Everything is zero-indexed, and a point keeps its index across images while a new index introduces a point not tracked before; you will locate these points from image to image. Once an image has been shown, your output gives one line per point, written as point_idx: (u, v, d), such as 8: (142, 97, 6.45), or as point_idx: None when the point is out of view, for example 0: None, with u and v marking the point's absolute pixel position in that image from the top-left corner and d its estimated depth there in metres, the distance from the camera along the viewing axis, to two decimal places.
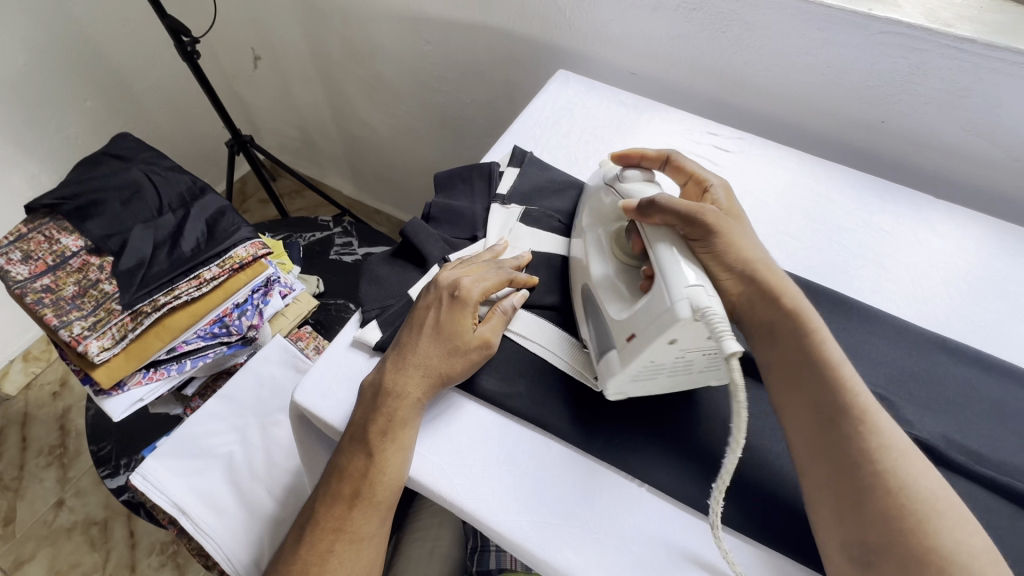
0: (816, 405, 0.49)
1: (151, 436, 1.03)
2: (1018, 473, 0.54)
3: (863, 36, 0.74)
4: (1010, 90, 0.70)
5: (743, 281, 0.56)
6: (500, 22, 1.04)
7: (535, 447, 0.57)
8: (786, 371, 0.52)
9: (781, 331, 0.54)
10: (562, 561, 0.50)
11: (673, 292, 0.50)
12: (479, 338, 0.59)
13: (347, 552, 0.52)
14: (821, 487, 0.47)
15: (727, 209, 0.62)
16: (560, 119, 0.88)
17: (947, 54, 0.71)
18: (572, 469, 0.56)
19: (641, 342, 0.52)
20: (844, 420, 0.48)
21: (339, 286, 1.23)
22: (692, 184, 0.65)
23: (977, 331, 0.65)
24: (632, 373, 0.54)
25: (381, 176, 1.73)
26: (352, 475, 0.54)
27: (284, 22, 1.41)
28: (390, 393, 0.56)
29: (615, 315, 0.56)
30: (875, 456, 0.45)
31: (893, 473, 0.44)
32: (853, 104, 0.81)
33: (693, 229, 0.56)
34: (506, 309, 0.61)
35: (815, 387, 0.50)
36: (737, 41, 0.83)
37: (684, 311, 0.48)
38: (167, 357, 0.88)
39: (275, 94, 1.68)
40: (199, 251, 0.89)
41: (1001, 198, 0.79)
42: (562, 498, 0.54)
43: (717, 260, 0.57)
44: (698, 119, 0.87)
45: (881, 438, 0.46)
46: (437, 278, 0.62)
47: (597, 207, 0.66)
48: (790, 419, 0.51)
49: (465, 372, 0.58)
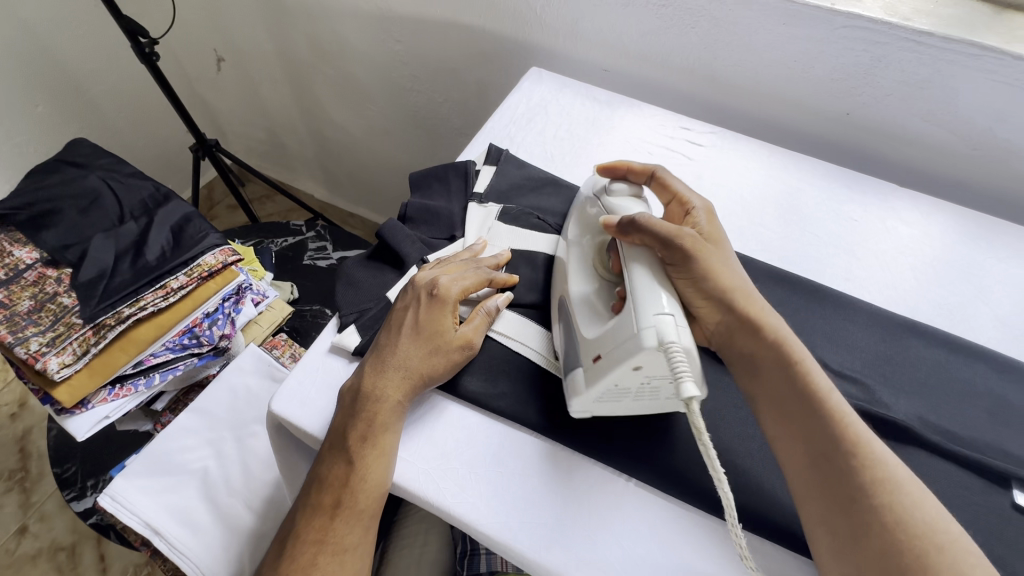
0: (812, 439, 0.49)
1: (120, 454, 0.99)
2: (987, 449, 0.56)
3: (827, 30, 0.75)
4: (966, 81, 0.72)
5: (721, 309, 0.55)
6: (470, 20, 1.03)
7: (521, 448, 0.57)
8: (772, 399, 0.52)
9: (763, 364, 0.53)
10: (554, 560, 0.50)
11: (641, 318, 0.49)
12: (461, 336, 0.58)
13: (330, 564, 0.51)
14: (820, 525, 0.47)
15: (708, 234, 0.60)
16: (534, 117, 0.88)
17: (907, 47, 0.73)
18: (559, 466, 0.56)
19: (605, 363, 0.51)
20: (838, 455, 0.47)
21: (314, 291, 1.20)
22: (676, 206, 0.63)
23: (944, 314, 0.67)
24: (598, 395, 0.53)
25: (354, 178, 1.70)
26: (332, 484, 0.53)
27: (248, 23, 1.38)
28: (369, 397, 0.54)
29: (586, 333, 0.55)
30: (873, 490, 0.45)
31: (891, 508, 0.44)
32: (821, 97, 0.83)
33: (671, 253, 0.54)
34: (489, 310, 0.60)
35: (807, 423, 0.49)
36: (707, 37, 0.84)
37: (649, 340, 0.48)
38: (133, 371, 0.84)
39: (242, 96, 1.64)
40: (165, 259, 0.85)
41: (960, 184, 0.82)
42: (551, 498, 0.54)
43: (694, 287, 0.55)
44: (671, 114, 0.88)
45: (877, 472, 0.46)
46: (415, 278, 0.61)
47: (584, 219, 0.64)
48: (782, 454, 0.51)
49: (447, 371, 0.57)
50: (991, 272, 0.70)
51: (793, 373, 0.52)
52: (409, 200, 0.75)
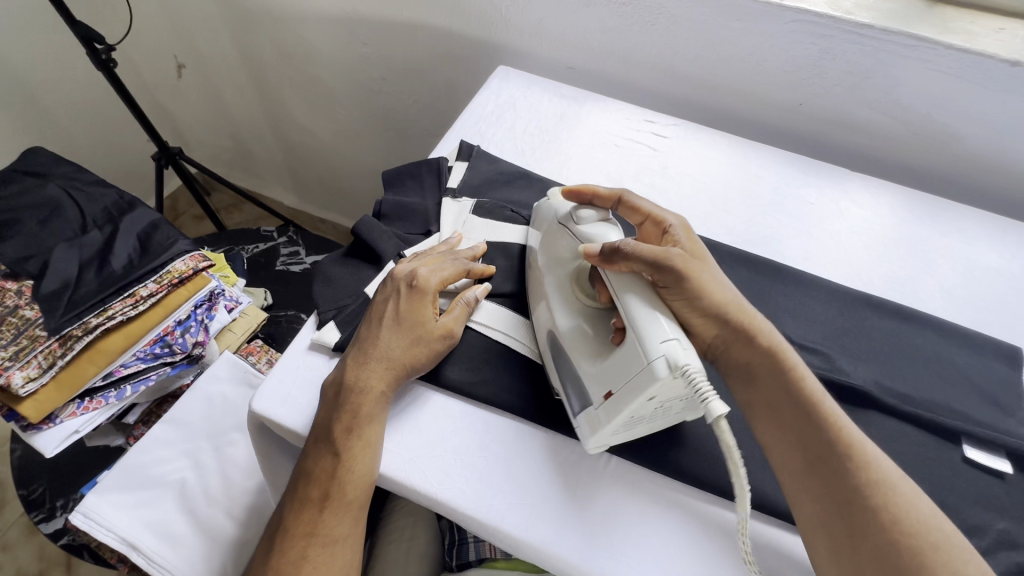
0: (806, 444, 0.51)
1: (92, 471, 0.95)
2: (939, 408, 0.60)
3: (778, 25, 0.80)
4: (905, 70, 0.78)
5: (717, 324, 0.56)
6: (437, 20, 1.04)
7: (505, 433, 0.58)
8: (767, 407, 0.54)
9: (760, 373, 0.55)
10: (541, 538, 0.52)
11: (649, 349, 0.48)
12: (444, 325, 0.59)
13: (321, 556, 0.51)
14: (817, 528, 0.48)
15: (691, 250, 0.60)
16: (504, 114, 0.90)
17: (851, 39, 0.77)
18: (543, 448, 0.57)
19: (618, 400, 0.50)
20: (834, 457, 0.49)
21: (289, 296, 1.19)
22: (650, 225, 0.63)
23: (896, 287, 0.71)
24: (615, 428, 0.52)
25: (324, 184, 1.68)
26: (320, 477, 0.53)
27: (210, 28, 1.36)
28: (353, 389, 0.54)
29: (592, 369, 0.53)
30: (869, 490, 0.47)
31: (887, 508, 0.46)
32: (775, 89, 0.87)
33: (662, 276, 0.54)
34: (469, 300, 0.62)
35: (803, 429, 0.51)
36: (666, 33, 0.87)
37: (662, 370, 0.46)
38: (103, 383, 0.82)
39: (206, 103, 1.61)
40: (133, 267, 0.83)
41: (906, 166, 0.88)
42: (536, 479, 0.55)
43: (691, 306, 0.56)
44: (635, 108, 0.91)
45: (872, 472, 0.48)
46: (393, 272, 0.62)
47: (553, 247, 0.62)
48: (778, 459, 0.52)
49: (431, 359, 0.58)
50: (936, 247, 0.75)
51: (786, 380, 0.54)
52: (383, 197, 0.76)
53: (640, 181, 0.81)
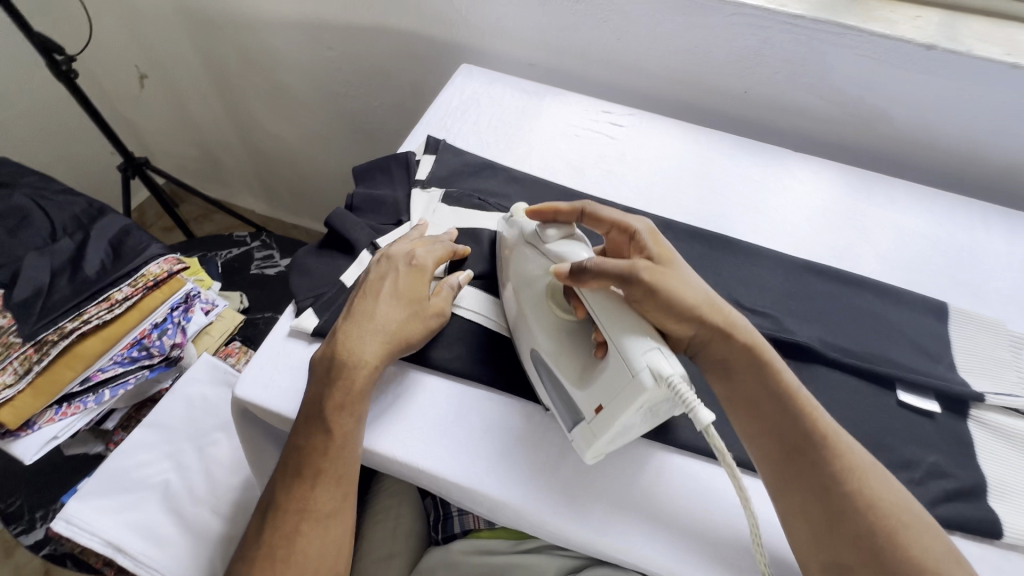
0: (783, 436, 0.52)
1: (70, 480, 0.95)
2: (876, 359, 0.66)
3: (719, 18, 0.86)
4: (836, 56, 0.84)
5: (692, 325, 0.55)
6: (399, 23, 1.08)
7: (479, 403, 0.61)
8: (744, 402, 0.55)
9: (737, 366, 0.56)
10: (516, 497, 0.55)
11: (632, 361, 0.50)
12: (434, 306, 0.62)
13: (314, 530, 0.53)
14: (796, 518, 0.51)
15: (659, 256, 0.59)
16: (468, 110, 0.94)
17: (786, 29, 0.84)
18: (515, 415, 0.61)
19: (608, 415, 0.51)
20: (813, 448, 0.51)
21: (265, 299, 1.20)
22: (616, 233, 0.63)
23: (836, 254, 0.78)
24: (610, 439, 0.53)
25: (295, 189, 1.69)
26: (312, 452, 0.55)
27: (172, 37, 1.36)
28: (349, 363, 0.57)
29: (577, 385, 0.55)
30: (844, 477, 0.50)
31: (862, 491, 0.49)
32: (721, 78, 0.93)
33: (633, 290, 0.55)
34: (455, 285, 0.65)
35: (782, 424, 0.53)
36: (617, 29, 0.92)
37: (647, 381, 0.48)
38: (80, 388, 0.82)
39: (171, 113, 1.60)
40: (106, 272, 0.84)
41: (843, 146, 0.95)
42: (510, 444, 0.59)
43: (669, 317, 0.55)
44: (593, 100, 0.96)
45: (847, 459, 0.51)
46: (388, 252, 0.64)
47: (523, 269, 0.64)
48: (757, 452, 0.54)
49: (421, 338, 0.61)
50: (871, 217, 0.82)
51: (762, 373, 0.55)
52: (354, 191, 0.79)
53: (599, 169, 0.86)
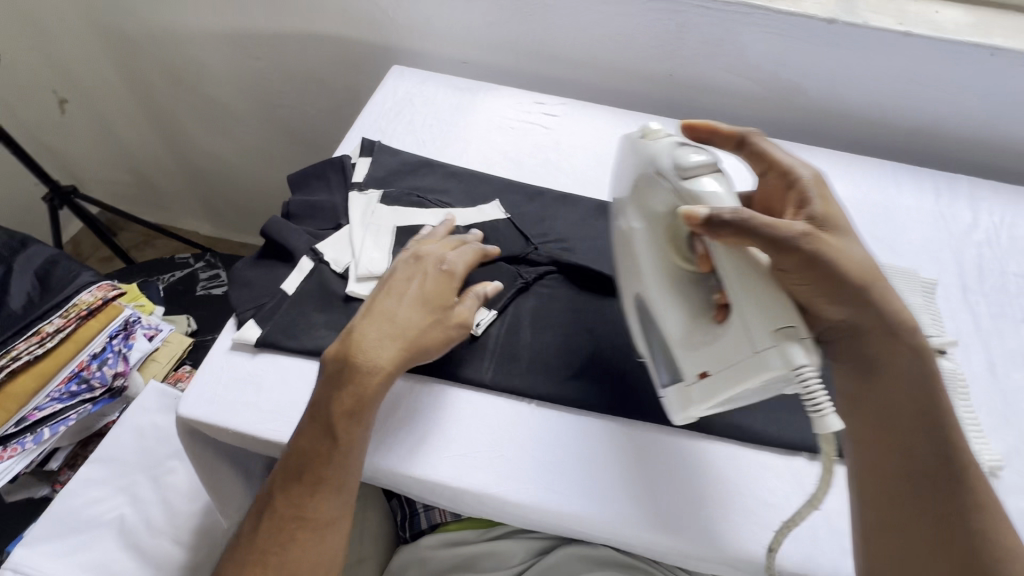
0: (912, 450, 0.50)
1: (16, 527, 0.91)
2: None
3: (638, 6, 0.89)
4: (749, 37, 0.89)
5: (850, 309, 0.50)
6: (327, 28, 1.07)
7: (437, 396, 0.63)
8: (875, 407, 0.52)
9: (888, 365, 0.51)
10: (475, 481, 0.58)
11: (760, 339, 0.46)
12: (460, 314, 0.63)
13: (309, 539, 0.53)
14: (885, 529, 0.50)
15: (827, 216, 0.52)
16: (403, 110, 0.94)
17: (701, 13, 0.88)
18: (470, 404, 0.63)
19: (717, 382, 0.50)
20: (945, 474, 0.49)
21: (214, 320, 1.17)
22: (774, 176, 0.58)
23: None
24: (712, 403, 0.53)
25: (239, 206, 1.64)
26: (309, 456, 0.55)
27: (91, 56, 1.31)
28: (366, 366, 0.56)
29: (691, 344, 0.53)
30: (975, 513, 0.48)
31: (984, 529, 0.48)
32: (646, 65, 0.97)
33: (784, 254, 0.48)
34: (478, 293, 0.66)
35: (923, 441, 0.50)
36: (542, 22, 0.95)
37: (781, 363, 0.45)
38: (15, 430, 0.78)
39: (99, 138, 1.54)
40: (33, 305, 0.80)
41: (766, 121, 1.00)
42: (468, 432, 0.61)
43: (826, 290, 0.49)
44: (526, 93, 0.97)
45: (977, 493, 0.49)
46: (416, 253, 0.65)
47: (646, 198, 0.59)
48: (864, 454, 0.52)
49: (447, 344, 0.61)
50: None
51: (919, 385, 0.51)
52: (291, 199, 0.79)
53: (537, 158, 0.88)
